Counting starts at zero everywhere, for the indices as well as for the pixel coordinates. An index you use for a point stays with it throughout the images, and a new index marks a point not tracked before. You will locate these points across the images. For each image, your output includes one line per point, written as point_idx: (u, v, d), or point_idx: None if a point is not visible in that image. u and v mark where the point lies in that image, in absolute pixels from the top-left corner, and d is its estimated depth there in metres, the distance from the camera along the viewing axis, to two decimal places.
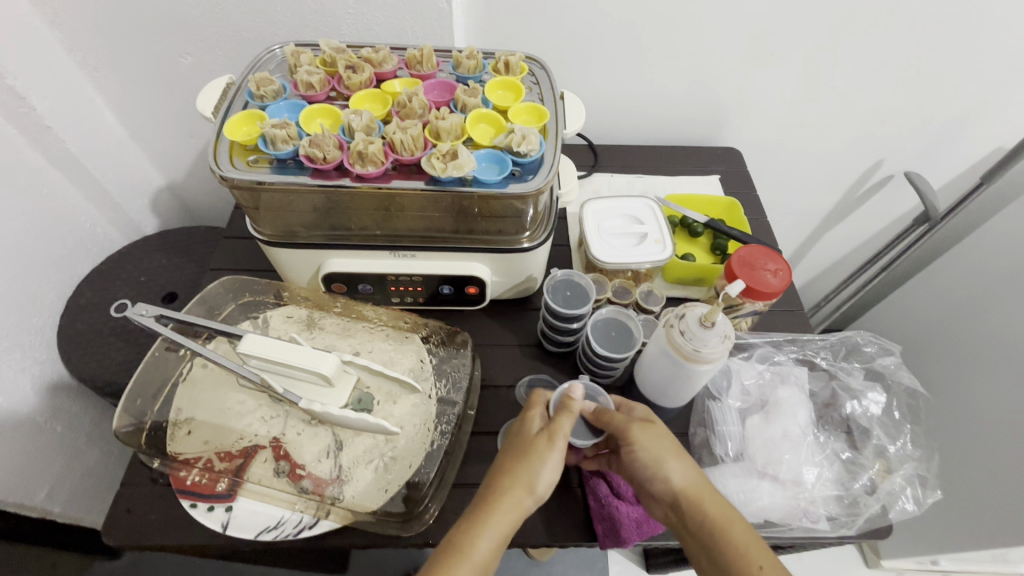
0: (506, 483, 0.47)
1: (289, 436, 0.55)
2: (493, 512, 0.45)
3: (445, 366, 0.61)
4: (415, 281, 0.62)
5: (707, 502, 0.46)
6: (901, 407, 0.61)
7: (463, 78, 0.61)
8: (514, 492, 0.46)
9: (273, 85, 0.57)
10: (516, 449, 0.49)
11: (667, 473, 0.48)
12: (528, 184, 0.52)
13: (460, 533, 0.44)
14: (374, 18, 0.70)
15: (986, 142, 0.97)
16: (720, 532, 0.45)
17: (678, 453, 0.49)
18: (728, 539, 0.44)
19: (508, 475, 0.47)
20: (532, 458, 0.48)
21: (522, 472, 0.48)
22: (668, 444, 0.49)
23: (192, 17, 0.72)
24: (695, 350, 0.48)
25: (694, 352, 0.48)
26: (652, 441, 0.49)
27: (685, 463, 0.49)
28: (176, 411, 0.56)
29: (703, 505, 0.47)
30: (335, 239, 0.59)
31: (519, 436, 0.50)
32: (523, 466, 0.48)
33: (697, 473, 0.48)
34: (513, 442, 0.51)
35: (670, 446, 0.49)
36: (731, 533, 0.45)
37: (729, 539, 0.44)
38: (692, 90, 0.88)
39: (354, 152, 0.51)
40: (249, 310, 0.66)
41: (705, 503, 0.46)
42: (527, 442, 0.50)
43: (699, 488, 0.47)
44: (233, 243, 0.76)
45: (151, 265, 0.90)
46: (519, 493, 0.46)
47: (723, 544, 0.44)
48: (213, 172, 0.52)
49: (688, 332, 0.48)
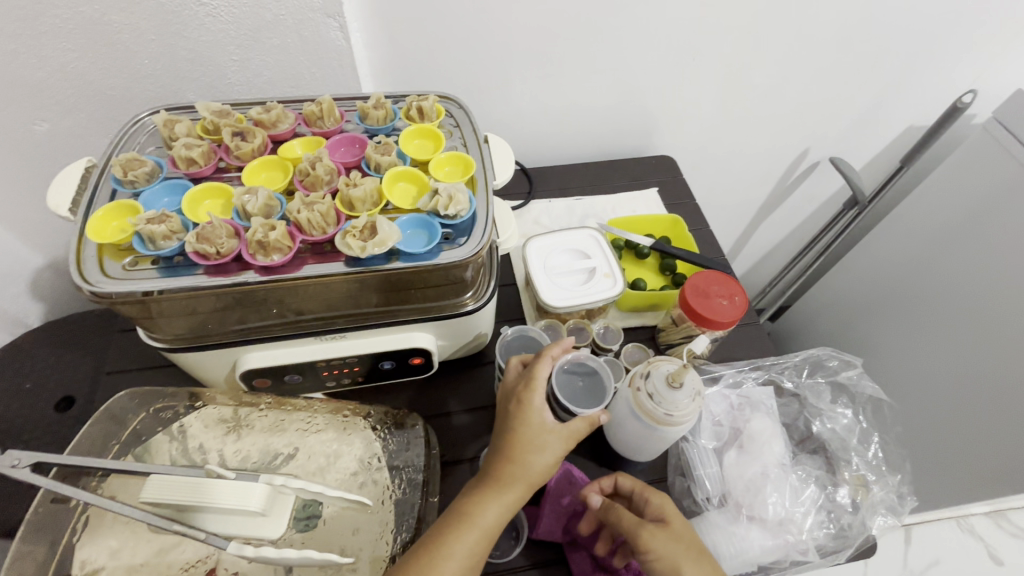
0: (521, 469, 0.46)
1: (228, 565, 0.47)
2: (506, 492, 0.45)
3: (396, 462, 0.54)
4: (349, 362, 0.54)
5: None
6: (868, 417, 0.61)
7: (373, 130, 0.54)
8: (528, 474, 0.46)
9: (144, 166, 0.48)
10: (528, 432, 0.46)
11: None
12: (461, 250, 0.47)
13: (466, 505, 0.45)
14: (263, 64, 0.62)
15: (898, 123, 1.00)
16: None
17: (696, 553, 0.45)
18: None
19: (522, 459, 0.46)
20: (546, 442, 0.47)
21: (536, 456, 0.46)
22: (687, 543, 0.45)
23: (40, 80, 0.61)
24: (668, 414, 0.44)
25: (667, 416, 0.44)
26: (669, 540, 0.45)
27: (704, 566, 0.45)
28: (79, 565, 0.46)
29: None
30: (250, 332, 0.51)
31: (530, 418, 0.47)
32: (539, 449, 0.46)
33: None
34: (522, 418, 0.47)
35: (687, 550, 0.44)
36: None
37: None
38: (619, 103, 0.85)
39: (253, 243, 0.44)
40: (161, 420, 0.56)
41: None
42: (540, 426, 0.47)
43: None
44: (130, 336, 0.66)
45: (37, 366, 0.77)
46: (532, 473, 0.46)
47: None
48: (78, 286, 0.42)
49: (657, 395, 0.45)
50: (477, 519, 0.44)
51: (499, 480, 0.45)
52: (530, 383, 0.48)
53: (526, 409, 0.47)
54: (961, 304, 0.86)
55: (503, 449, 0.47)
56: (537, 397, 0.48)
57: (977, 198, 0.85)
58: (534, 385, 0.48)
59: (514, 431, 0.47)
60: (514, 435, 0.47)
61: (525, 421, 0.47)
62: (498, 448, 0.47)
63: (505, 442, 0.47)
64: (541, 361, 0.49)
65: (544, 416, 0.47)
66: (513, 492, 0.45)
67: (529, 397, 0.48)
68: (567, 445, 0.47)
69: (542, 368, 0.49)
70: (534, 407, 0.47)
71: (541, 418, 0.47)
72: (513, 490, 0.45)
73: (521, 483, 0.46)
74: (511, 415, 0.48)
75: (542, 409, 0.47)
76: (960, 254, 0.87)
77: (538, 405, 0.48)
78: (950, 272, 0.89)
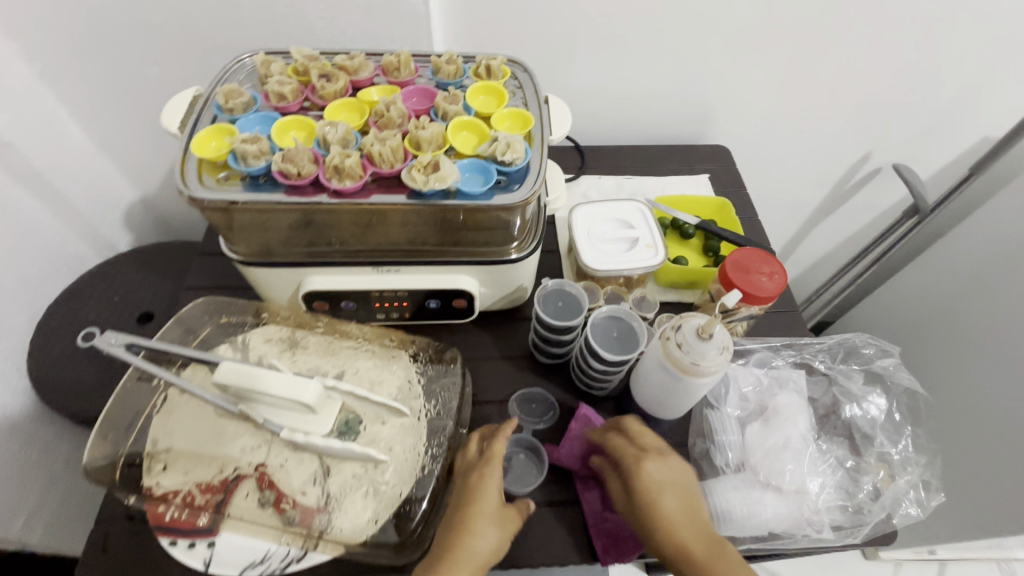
0: (479, 548, 0.46)
1: (273, 463, 0.53)
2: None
3: (433, 386, 0.59)
4: (399, 296, 0.59)
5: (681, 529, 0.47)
6: (903, 410, 0.60)
7: (443, 84, 0.59)
8: (478, 558, 0.46)
9: (242, 97, 0.54)
10: (489, 511, 0.48)
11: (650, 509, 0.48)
12: (514, 195, 0.50)
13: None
14: (349, 22, 0.67)
15: (972, 133, 0.96)
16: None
17: (678, 501, 0.48)
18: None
19: (481, 536, 0.47)
20: (502, 526, 0.48)
21: (487, 540, 0.47)
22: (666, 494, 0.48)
23: (157, 23, 0.68)
24: (694, 363, 0.46)
25: (693, 365, 0.46)
26: (647, 499, 0.48)
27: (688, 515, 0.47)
28: (152, 442, 0.53)
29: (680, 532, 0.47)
30: (316, 255, 0.56)
31: (484, 500, 0.49)
32: (490, 534, 0.47)
33: (701, 523, 0.47)
34: (476, 497, 0.49)
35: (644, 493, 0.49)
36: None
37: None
38: (679, 89, 0.87)
39: (330, 167, 0.49)
40: (230, 331, 0.63)
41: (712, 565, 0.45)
42: (498, 508, 0.49)
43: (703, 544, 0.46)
44: (209, 259, 0.73)
45: (126, 283, 0.86)
46: (485, 552, 0.46)
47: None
48: (180, 192, 0.49)
49: (686, 344, 0.47)
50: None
51: (456, 556, 0.45)
52: (492, 461, 0.51)
53: (482, 485, 0.49)
54: None
55: (463, 523, 0.47)
56: (490, 481, 0.50)
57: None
58: (492, 462, 0.51)
59: (465, 512, 0.48)
60: (467, 514, 0.48)
61: (476, 501, 0.48)
62: (448, 527, 0.48)
63: (453, 522, 0.48)
64: (502, 440, 0.53)
65: (494, 498, 0.49)
66: (466, 571, 0.45)
67: (490, 477, 0.50)
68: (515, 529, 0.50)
69: (502, 447, 0.52)
70: (488, 485, 0.49)
71: (492, 499, 0.49)
72: (465, 574, 0.45)
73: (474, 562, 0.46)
74: (465, 492, 0.50)
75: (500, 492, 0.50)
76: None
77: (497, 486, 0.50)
78: (1011, 290, 0.85)
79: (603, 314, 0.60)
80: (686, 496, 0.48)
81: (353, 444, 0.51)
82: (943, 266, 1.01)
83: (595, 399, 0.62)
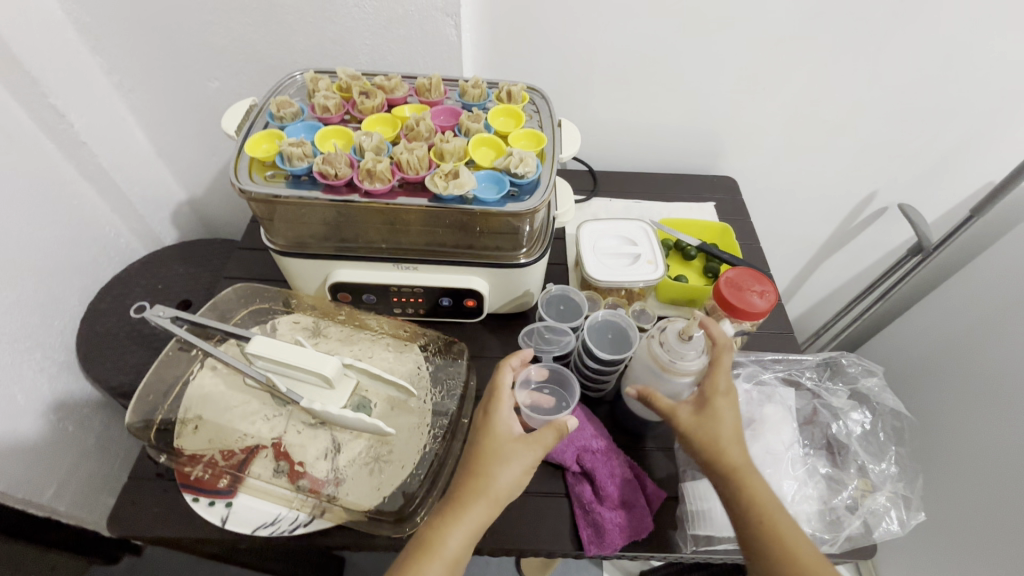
0: (485, 482, 0.48)
1: (289, 436, 0.57)
2: (466, 516, 0.47)
3: (440, 373, 0.64)
4: (416, 293, 0.65)
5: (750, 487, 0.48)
6: (886, 429, 0.63)
7: (468, 105, 0.66)
8: (488, 497, 0.48)
9: (292, 108, 0.62)
10: (493, 445, 0.50)
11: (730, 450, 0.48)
12: (524, 203, 0.56)
13: (431, 531, 0.47)
14: (389, 49, 0.76)
15: (976, 178, 1.00)
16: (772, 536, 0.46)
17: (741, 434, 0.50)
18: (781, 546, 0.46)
19: (487, 471, 0.49)
20: (510, 455, 0.50)
21: (496, 478, 0.49)
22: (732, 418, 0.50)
23: (222, 45, 0.77)
24: (672, 362, 0.52)
25: (671, 363, 0.52)
26: (716, 425, 0.49)
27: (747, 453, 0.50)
28: (184, 409, 0.59)
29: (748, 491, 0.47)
30: (344, 250, 0.63)
31: (487, 444, 0.50)
32: (498, 472, 0.49)
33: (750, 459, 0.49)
34: (483, 434, 0.51)
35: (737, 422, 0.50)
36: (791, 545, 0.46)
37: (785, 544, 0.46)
38: (690, 123, 0.93)
39: (363, 170, 0.55)
40: (259, 316, 0.68)
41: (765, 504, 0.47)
42: (504, 438, 0.51)
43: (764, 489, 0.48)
44: (246, 254, 0.80)
45: (169, 274, 0.94)
46: (495, 486, 0.48)
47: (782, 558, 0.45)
48: (232, 184, 0.56)
49: (668, 345, 0.52)
50: (439, 548, 0.46)
51: (462, 495, 0.48)
52: (495, 393, 0.54)
53: (487, 424, 0.52)
54: (1015, 364, 0.84)
55: (469, 463, 0.50)
56: (494, 421, 0.52)
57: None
58: (496, 399, 0.53)
59: (470, 456, 0.50)
60: (471, 460, 0.50)
61: (483, 437, 0.51)
62: (460, 472, 0.50)
63: (464, 464, 0.50)
64: (502, 369, 0.55)
65: (500, 436, 0.51)
66: (479, 505, 0.48)
67: (491, 413, 0.53)
68: (535, 454, 0.50)
69: (501, 379, 0.54)
70: (493, 421, 0.52)
71: (496, 438, 0.51)
72: (476, 511, 0.47)
73: (486, 496, 0.48)
74: (476, 431, 0.52)
75: (506, 422, 0.52)
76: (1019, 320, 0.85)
77: (502, 418, 0.52)
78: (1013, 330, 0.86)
79: (600, 316, 0.67)
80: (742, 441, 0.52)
81: (365, 416, 0.56)
82: (945, 307, 1.03)
83: (590, 400, 0.66)
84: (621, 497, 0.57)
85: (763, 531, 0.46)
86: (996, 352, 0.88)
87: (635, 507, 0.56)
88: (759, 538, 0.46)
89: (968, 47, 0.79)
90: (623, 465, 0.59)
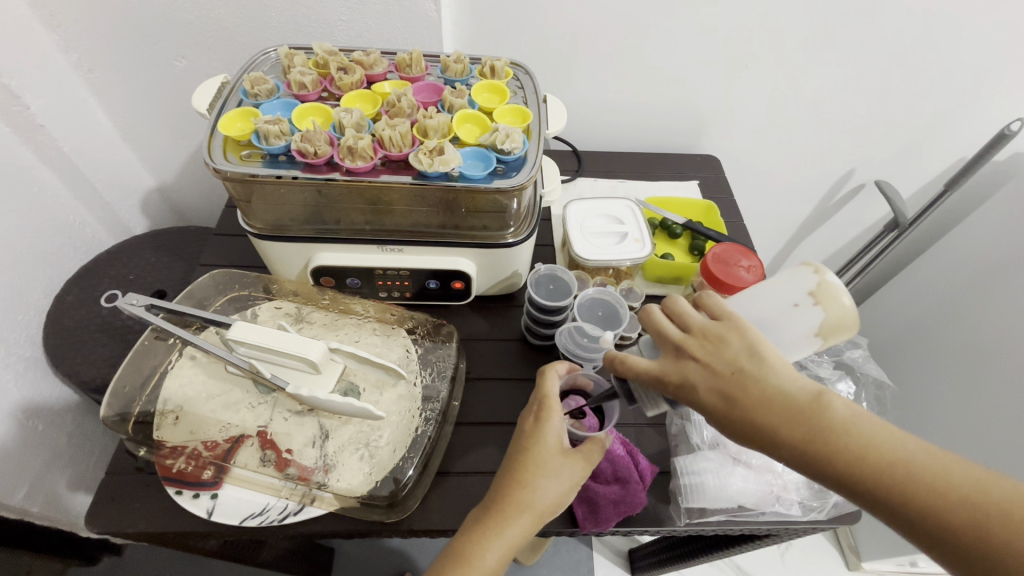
0: (530, 496, 0.47)
1: (275, 424, 0.56)
2: (507, 530, 0.46)
3: (429, 356, 0.63)
4: (402, 276, 0.63)
5: (833, 452, 0.36)
6: (869, 394, 0.68)
7: (451, 81, 0.65)
8: (532, 511, 0.47)
9: (266, 84, 0.59)
10: (541, 457, 0.48)
11: (777, 427, 0.37)
12: (511, 180, 0.54)
13: (467, 545, 0.45)
14: (366, 25, 0.73)
15: (949, 154, 1.02)
16: (890, 487, 0.35)
17: (771, 395, 0.37)
18: (938, 498, 0.34)
19: (532, 485, 0.47)
20: (557, 469, 0.48)
21: (542, 491, 0.47)
22: (725, 395, 0.38)
23: (188, 21, 0.74)
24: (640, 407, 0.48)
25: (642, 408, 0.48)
26: (732, 410, 0.38)
27: (806, 407, 0.37)
28: (162, 400, 0.57)
29: (835, 454, 0.36)
30: (326, 233, 0.61)
31: (536, 452, 0.49)
32: (545, 485, 0.48)
33: (803, 403, 0.37)
34: (532, 442, 0.49)
35: (742, 381, 0.38)
36: (947, 485, 0.34)
37: (937, 493, 0.34)
38: (672, 102, 0.93)
39: (344, 147, 0.53)
40: (238, 303, 0.66)
41: (857, 454, 0.36)
42: (552, 450, 0.49)
43: (854, 442, 0.36)
44: (222, 240, 0.77)
45: (141, 265, 0.91)
46: (538, 502, 0.47)
47: (947, 518, 0.34)
48: (206, 164, 0.53)
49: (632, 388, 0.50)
50: (477, 561, 0.45)
51: (503, 513, 0.46)
52: (543, 401, 0.51)
53: (537, 432, 0.50)
54: (992, 335, 0.87)
55: (514, 474, 0.48)
56: (544, 432, 0.49)
57: (1013, 241, 0.86)
58: (549, 405, 0.51)
59: (516, 464, 0.49)
60: (518, 469, 0.48)
61: (532, 448, 0.49)
62: (502, 480, 0.48)
63: (508, 475, 0.48)
64: (547, 377, 0.52)
65: (549, 447, 0.49)
66: (519, 522, 0.46)
67: (540, 423, 0.50)
68: (581, 471, 0.49)
69: (551, 388, 0.51)
70: (545, 430, 0.49)
71: (545, 448, 0.49)
72: (518, 525, 0.46)
73: (528, 512, 0.47)
74: (523, 438, 0.50)
75: (557, 432, 0.50)
76: (995, 292, 0.88)
77: (552, 428, 0.50)
78: (987, 302, 0.89)
79: (589, 296, 0.69)
80: (790, 366, 0.38)
81: (353, 400, 0.54)
82: (920, 282, 1.06)
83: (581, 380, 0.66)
84: (615, 472, 0.57)
85: (887, 490, 0.35)
86: (973, 324, 0.91)
87: (628, 481, 0.56)
88: (891, 504, 0.35)
89: (947, 24, 0.79)
90: (616, 441, 0.59)
